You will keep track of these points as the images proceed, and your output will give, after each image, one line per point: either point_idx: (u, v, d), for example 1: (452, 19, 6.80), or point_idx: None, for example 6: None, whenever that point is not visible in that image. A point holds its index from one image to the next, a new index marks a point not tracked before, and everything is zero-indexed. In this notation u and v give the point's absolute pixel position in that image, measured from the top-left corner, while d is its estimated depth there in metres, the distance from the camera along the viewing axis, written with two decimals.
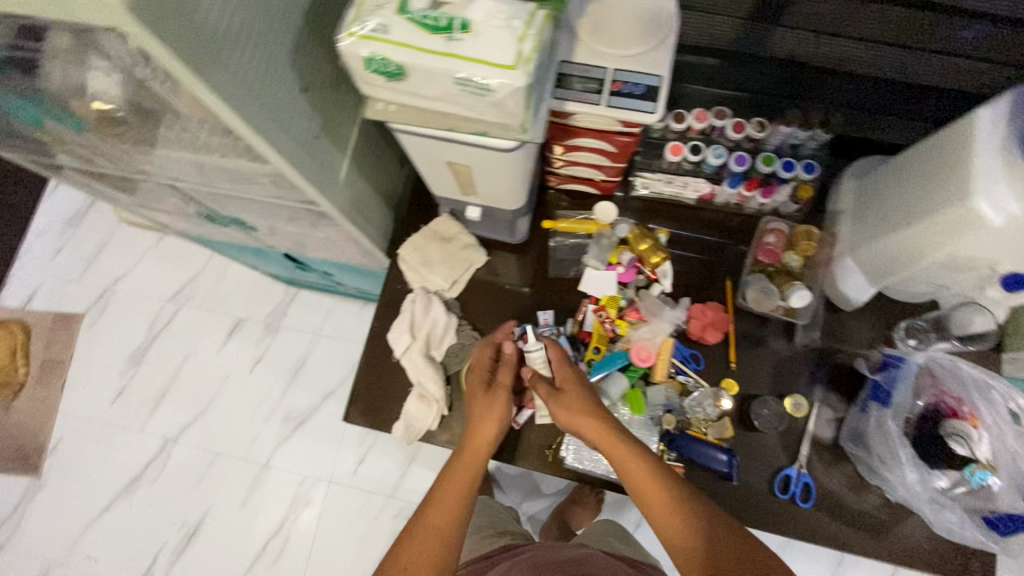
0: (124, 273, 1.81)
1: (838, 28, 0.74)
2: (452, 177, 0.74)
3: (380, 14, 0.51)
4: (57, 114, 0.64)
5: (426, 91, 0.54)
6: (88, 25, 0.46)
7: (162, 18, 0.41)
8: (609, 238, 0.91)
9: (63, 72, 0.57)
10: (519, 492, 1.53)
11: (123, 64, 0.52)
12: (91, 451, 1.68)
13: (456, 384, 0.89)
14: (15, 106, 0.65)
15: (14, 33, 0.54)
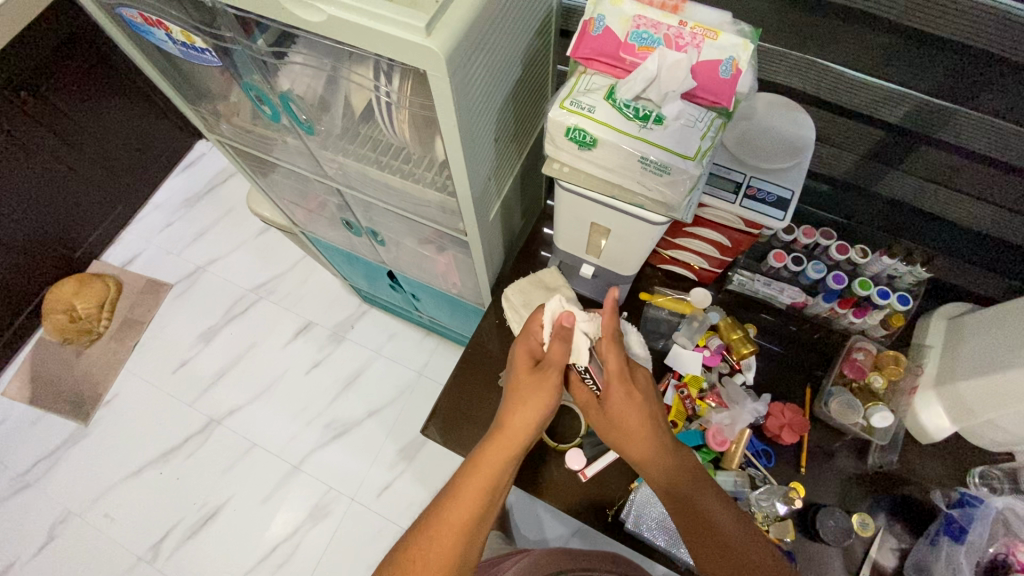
0: (220, 256, 1.97)
1: (953, 183, 0.82)
2: (586, 236, 0.83)
3: (589, 96, 0.62)
4: (294, 114, 0.75)
5: (606, 162, 0.64)
6: (373, 58, 0.58)
7: (450, 76, 0.50)
8: (700, 321, 0.96)
9: (315, 86, 0.71)
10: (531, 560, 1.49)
11: (373, 90, 0.64)
12: (140, 412, 1.75)
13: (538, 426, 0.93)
14: (266, 102, 0.77)
15: (274, 39, 0.66)
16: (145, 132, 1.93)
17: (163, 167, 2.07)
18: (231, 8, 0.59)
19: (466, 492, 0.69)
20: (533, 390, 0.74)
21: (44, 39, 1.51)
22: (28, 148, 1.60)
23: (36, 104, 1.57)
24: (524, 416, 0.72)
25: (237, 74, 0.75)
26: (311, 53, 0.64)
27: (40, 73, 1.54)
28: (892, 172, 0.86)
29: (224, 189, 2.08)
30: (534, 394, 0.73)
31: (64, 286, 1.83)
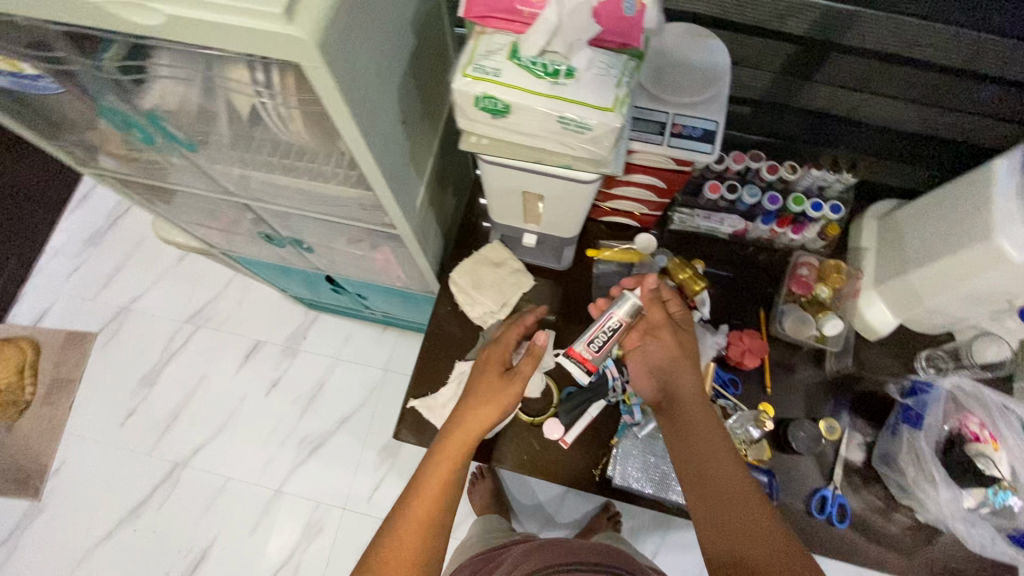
0: (142, 292, 1.81)
1: (866, 85, 0.83)
2: (520, 206, 0.79)
3: (492, 59, 0.57)
4: (168, 132, 0.68)
5: (523, 128, 0.60)
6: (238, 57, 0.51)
7: (330, 61, 0.44)
8: (650, 267, 0.97)
9: (185, 95, 0.61)
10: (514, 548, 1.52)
11: (250, 89, 0.56)
12: (96, 474, 1.63)
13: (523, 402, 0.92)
14: (135, 125, 0.69)
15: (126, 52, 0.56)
16: None
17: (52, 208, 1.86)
18: (56, 22, 0.50)
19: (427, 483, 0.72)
20: (488, 395, 0.77)
21: None
22: None
23: None
24: (479, 414, 0.76)
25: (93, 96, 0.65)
26: (165, 59, 0.55)
27: None
28: (808, 85, 0.86)
29: (129, 219, 1.90)
30: (495, 396, 0.77)
31: None
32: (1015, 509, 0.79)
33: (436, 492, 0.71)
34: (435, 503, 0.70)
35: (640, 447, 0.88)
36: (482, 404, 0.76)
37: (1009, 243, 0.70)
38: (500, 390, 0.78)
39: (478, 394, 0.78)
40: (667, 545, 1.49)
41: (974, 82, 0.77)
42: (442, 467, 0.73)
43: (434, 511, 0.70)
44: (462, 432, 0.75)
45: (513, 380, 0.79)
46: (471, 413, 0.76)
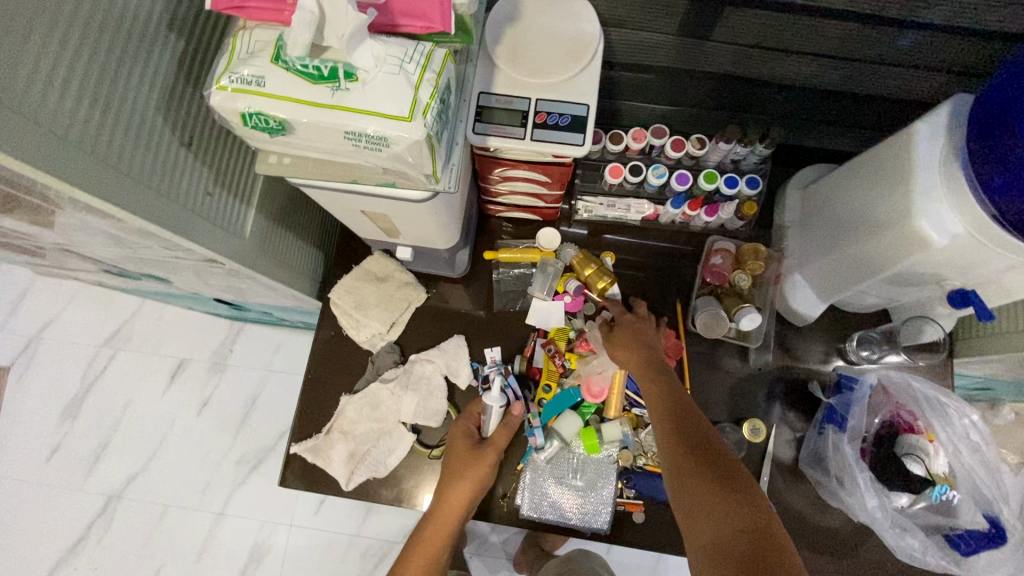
0: (51, 319, 1.67)
1: (771, 41, 0.70)
2: (373, 224, 0.67)
3: (252, 63, 0.44)
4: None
5: (315, 145, 0.48)
6: None
7: None
8: (555, 266, 0.86)
9: None
10: (470, 545, 1.49)
11: None
12: (26, 516, 1.55)
13: (425, 432, 0.82)
14: None
15: None
16: None
17: None
18: None
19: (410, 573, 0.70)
20: (464, 471, 0.73)
21: None
22: None
23: None
24: (453, 496, 0.72)
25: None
26: None
27: None
28: (707, 45, 0.73)
29: None
30: (469, 471, 0.73)
31: None
32: (953, 503, 0.72)
33: None
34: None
35: (550, 471, 0.80)
36: (462, 488, 0.72)
37: (930, 226, 0.59)
38: (475, 464, 0.73)
39: (455, 468, 0.73)
40: None
41: (892, 29, 0.64)
42: (424, 556, 0.71)
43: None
44: (443, 519, 0.71)
45: (487, 452, 0.74)
46: (451, 499, 0.71)
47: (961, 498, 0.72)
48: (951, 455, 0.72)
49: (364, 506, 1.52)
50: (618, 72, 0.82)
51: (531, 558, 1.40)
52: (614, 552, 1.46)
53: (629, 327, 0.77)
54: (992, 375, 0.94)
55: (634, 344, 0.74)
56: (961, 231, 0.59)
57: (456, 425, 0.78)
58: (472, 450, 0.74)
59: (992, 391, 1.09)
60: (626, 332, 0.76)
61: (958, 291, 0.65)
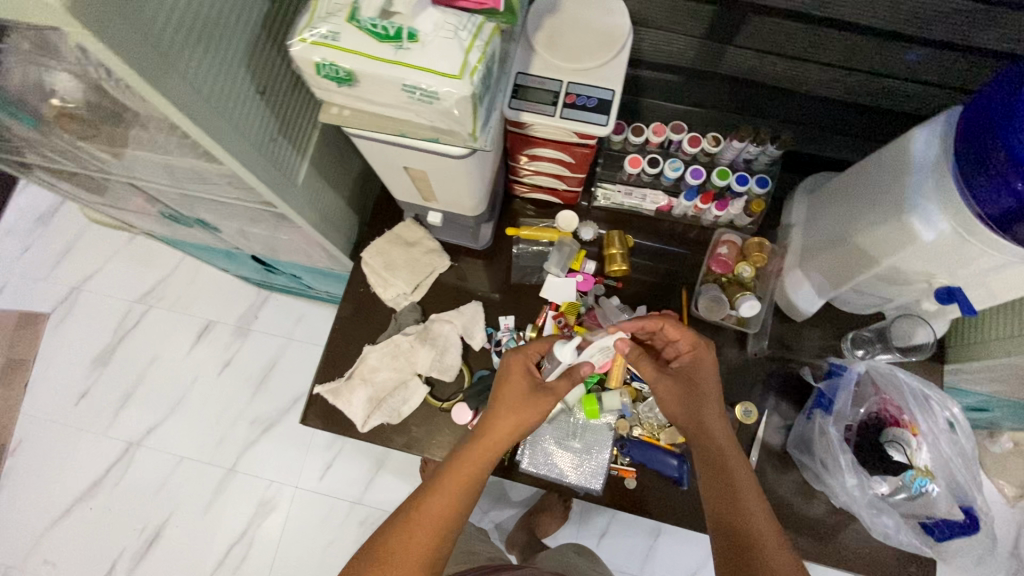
0: (94, 271, 1.77)
1: (785, 49, 0.77)
2: (411, 184, 0.75)
3: (330, 21, 0.52)
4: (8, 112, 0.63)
5: (375, 97, 0.55)
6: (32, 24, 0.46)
7: (109, 20, 0.42)
8: (570, 246, 0.92)
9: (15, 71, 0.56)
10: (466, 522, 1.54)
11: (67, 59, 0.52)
12: (52, 454, 1.64)
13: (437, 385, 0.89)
14: None
15: None
16: None
17: None
18: None
19: (441, 492, 0.66)
20: (518, 409, 0.71)
21: None
22: None
23: None
24: (504, 428, 0.70)
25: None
26: None
27: None
28: (728, 50, 0.80)
29: None
30: (523, 410, 0.71)
31: None
32: (931, 495, 0.76)
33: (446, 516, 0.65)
34: (445, 514, 0.65)
35: (551, 434, 0.85)
36: (514, 420, 0.70)
37: (919, 222, 0.65)
38: (530, 404, 0.71)
39: (512, 404, 0.71)
40: (618, 523, 1.51)
41: (899, 44, 0.71)
42: (458, 478, 0.67)
43: (442, 526, 0.64)
44: (489, 445, 0.69)
45: (546, 395, 0.72)
46: (500, 426, 0.70)
47: (940, 490, 0.76)
48: (933, 448, 0.77)
49: (367, 476, 1.58)
50: (644, 70, 0.89)
51: (523, 540, 1.44)
52: (604, 543, 1.49)
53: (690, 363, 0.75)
54: (986, 392, 0.97)
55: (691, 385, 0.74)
56: (948, 229, 0.64)
57: (518, 355, 0.76)
58: (532, 383, 0.73)
59: (989, 411, 1.11)
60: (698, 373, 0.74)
61: (943, 286, 0.72)
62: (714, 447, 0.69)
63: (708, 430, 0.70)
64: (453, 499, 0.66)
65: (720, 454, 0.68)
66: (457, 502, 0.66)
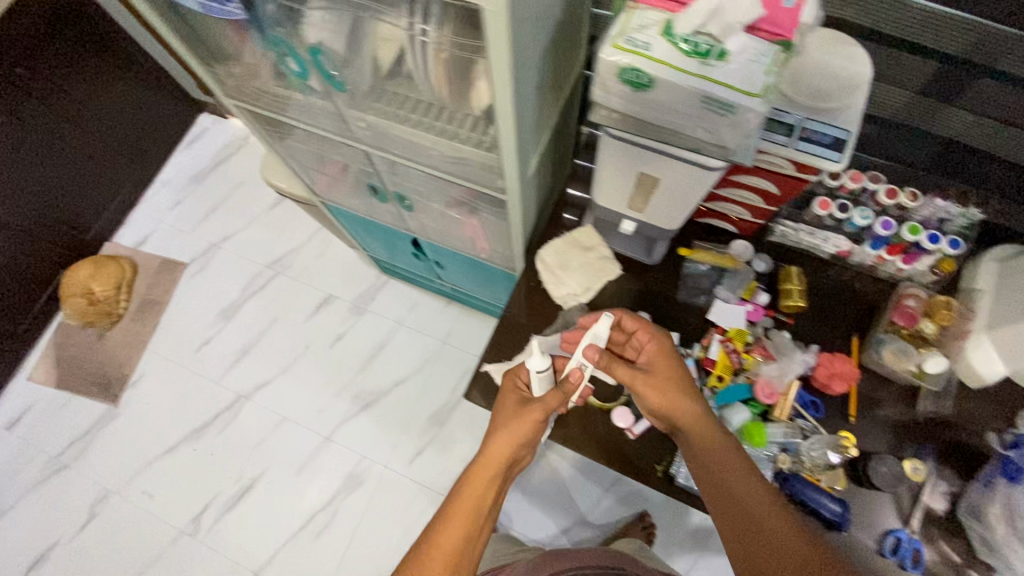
0: (234, 233, 1.93)
1: (1010, 117, 0.79)
2: (629, 190, 0.80)
3: (643, 33, 0.58)
4: (326, 72, 0.72)
5: (660, 105, 0.60)
6: None
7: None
8: (743, 274, 0.95)
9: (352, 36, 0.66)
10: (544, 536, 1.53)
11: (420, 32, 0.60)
12: (168, 392, 1.75)
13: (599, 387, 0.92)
14: (295, 62, 0.73)
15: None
16: (142, 105, 1.88)
17: (165, 143, 2.02)
18: None
19: (454, 516, 0.77)
20: (510, 423, 0.80)
21: (32, 11, 1.46)
22: (22, 124, 1.55)
23: (26, 77, 1.52)
24: (501, 445, 0.79)
25: (271, 28, 0.70)
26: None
27: (33, 47, 1.50)
28: (948, 109, 0.82)
29: (231, 163, 2.03)
30: (515, 426, 0.79)
31: (79, 270, 1.81)
32: None
33: (459, 531, 0.75)
34: (462, 534, 0.75)
35: None
36: (508, 439, 0.79)
37: None
38: (521, 419, 0.79)
39: (507, 424, 0.80)
40: (698, 567, 1.48)
41: None
42: (470, 501, 0.78)
43: (461, 542, 0.75)
44: (486, 465, 0.79)
45: (534, 408, 0.79)
46: (495, 449, 0.79)
47: None
48: None
49: (455, 469, 1.61)
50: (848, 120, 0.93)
51: None
52: None
53: (659, 356, 0.82)
54: None
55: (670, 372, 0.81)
56: None
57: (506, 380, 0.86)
58: (519, 401, 0.82)
59: None
60: (663, 364, 0.81)
61: None
62: (699, 436, 0.77)
63: (689, 421, 0.77)
64: (467, 517, 0.77)
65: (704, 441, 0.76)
66: (471, 521, 0.76)
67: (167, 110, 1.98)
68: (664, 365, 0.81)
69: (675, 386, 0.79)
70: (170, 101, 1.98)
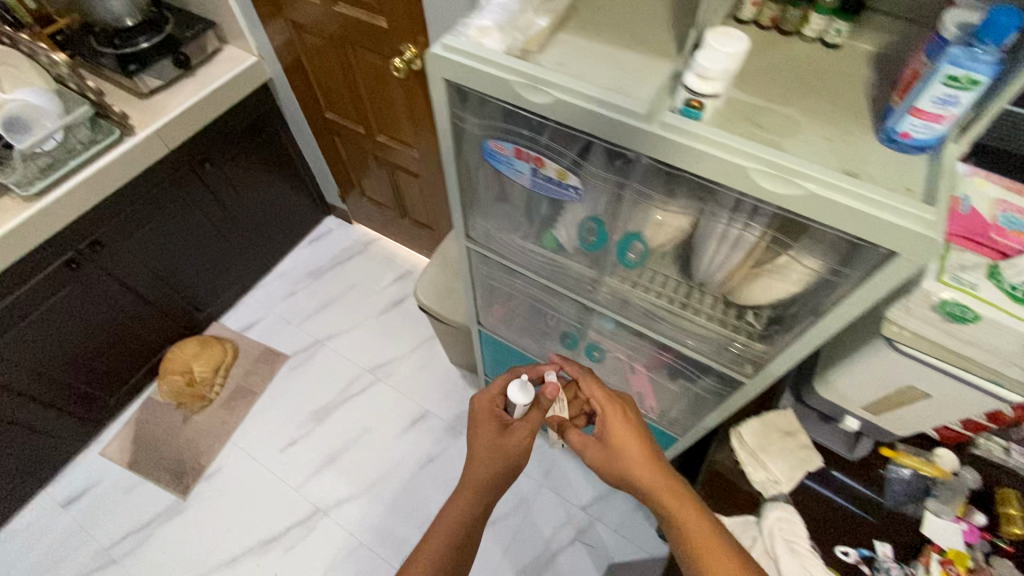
0: (338, 332, 1.95)
1: None
2: (877, 397, 0.80)
3: (969, 274, 0.62)
4: (625, 252, 0.78)
5: (974, 336, 0.63)
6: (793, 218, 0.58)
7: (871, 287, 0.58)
8: (952, 489, 0.92)
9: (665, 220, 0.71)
10: None
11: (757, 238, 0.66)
12: (242, 492, 1.65)
13: None
14: (596, 232, 0.79)
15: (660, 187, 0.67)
16: (286, 204, 2.02)
17: (292, 238, 2.14)
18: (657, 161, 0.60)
19: (437, 539, 0.83)
20: (491, 447, 0.89)
21: (237, 119, 1.65)
22: (189, 209, 1.66)
23: (210, 172, 1.66)
24: (480, 463, 0.89)
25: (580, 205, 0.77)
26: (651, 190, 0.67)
27: (225, 147, 1.66)
28: None
29: (348, 265, 2.12)
30: (491, 445, 0.90)
31: (186, 347, 1.81)
32: None
33: (451, 541, 0.83)
34: (456, 536, 0.84)
35: None
36: (488, 461, 0.89)
37: None
38: (501, 439, 0.90)
39: (487, 445, 0.90)
40: None
41: None
42: (456, 512, 0.86)
43: (446, 552, 0.82)
44: (470, 491, 0.87)
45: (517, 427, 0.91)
46: (478, 469, 0.89)
47: None
48: None
49: None
50: None
51: None
52: None
53: (616, 415, 0.88)
54: None
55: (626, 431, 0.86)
56: None
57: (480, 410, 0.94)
58: (501, 430, 0.91)
59: None
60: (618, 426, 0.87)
61: None
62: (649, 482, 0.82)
63: (636, 464, 0.83)
64: (454, 524, 0.85)
65: (642, 474, 0.82)
66: (462, 527, 0.85)
67: (301, 209, 2.11)
68: (620, 420, 0.87)
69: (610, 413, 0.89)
70: (307, 203, 2.12)
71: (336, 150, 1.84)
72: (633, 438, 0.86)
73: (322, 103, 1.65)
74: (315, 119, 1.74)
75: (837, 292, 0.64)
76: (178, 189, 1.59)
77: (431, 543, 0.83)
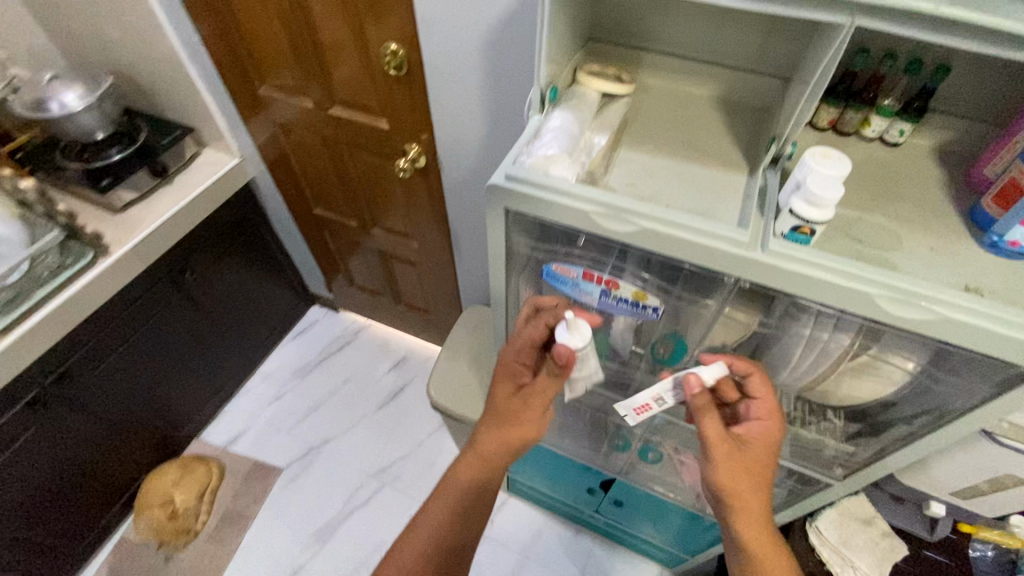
0: (336, 435, 1.80)
1: None
2: None
3: None
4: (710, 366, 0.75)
5: None
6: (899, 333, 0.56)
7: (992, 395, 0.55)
8: None
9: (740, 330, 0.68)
10: None
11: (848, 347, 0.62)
12: None
13: None
14: (674, 347, 0.76)
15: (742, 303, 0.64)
16: (268, 300, 1.91)
17: (275, 335, 2.01)
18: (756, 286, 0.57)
19: (430, 524, 0.72)
20: (512, 416, 0.72)
21: (218, 222, 1.56)
22: (167, 322, 1.53)
23: (189, 280, 1.55)
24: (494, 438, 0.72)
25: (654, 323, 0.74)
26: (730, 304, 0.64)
27: (204, 252, 1.56)
28: None
29: (339, 358, 1.99)
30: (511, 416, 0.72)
31: (163, 475, 1.60)
32: None
33: (440, 536, 0.71)
34: (449, 537, 0.71)
35: None
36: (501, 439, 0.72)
37: None
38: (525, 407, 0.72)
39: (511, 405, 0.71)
40: None
41: None
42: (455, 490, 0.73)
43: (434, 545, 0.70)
44: (476, 466, 0.73)
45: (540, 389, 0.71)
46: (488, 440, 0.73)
47: None
48: None
49: None
50: None
51: None
52: None
53: (761, 443, 0.65)
54: None
55: (757, 469, 0.65)
56: None
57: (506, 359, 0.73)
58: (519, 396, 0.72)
59: None
60: (760, 439, 0.65)
61: None
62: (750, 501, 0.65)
63: (755, 495, 0.65)
64: (451, 508, 0.72)
65: (752, 499, 0.64)
66: (459, 526, 0.72)
67: (284, 304, 2.00)
68: (761, 453, 0.65)
69: (760, 422, 0.65)
70: (291, 296, 2.02)
71: (325, 243, 1.77)
72: (764, 457, 0.65)
73: (310, 199, 1.59)
74: (301, 214, 1.67)
75: (956, 400, 0.60)
76: (155, 302, 1.47)
77: (406, 542, 0.72)
